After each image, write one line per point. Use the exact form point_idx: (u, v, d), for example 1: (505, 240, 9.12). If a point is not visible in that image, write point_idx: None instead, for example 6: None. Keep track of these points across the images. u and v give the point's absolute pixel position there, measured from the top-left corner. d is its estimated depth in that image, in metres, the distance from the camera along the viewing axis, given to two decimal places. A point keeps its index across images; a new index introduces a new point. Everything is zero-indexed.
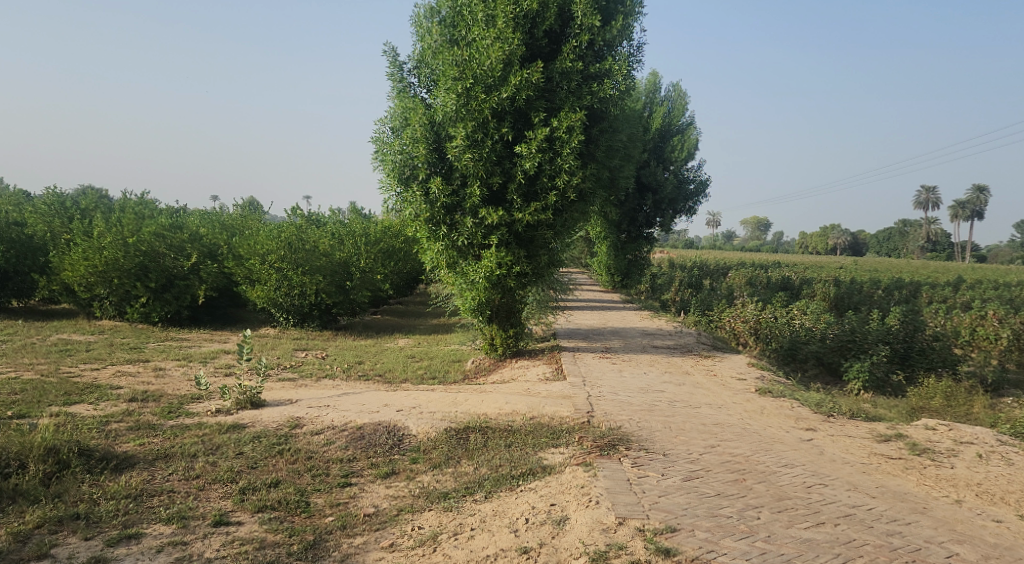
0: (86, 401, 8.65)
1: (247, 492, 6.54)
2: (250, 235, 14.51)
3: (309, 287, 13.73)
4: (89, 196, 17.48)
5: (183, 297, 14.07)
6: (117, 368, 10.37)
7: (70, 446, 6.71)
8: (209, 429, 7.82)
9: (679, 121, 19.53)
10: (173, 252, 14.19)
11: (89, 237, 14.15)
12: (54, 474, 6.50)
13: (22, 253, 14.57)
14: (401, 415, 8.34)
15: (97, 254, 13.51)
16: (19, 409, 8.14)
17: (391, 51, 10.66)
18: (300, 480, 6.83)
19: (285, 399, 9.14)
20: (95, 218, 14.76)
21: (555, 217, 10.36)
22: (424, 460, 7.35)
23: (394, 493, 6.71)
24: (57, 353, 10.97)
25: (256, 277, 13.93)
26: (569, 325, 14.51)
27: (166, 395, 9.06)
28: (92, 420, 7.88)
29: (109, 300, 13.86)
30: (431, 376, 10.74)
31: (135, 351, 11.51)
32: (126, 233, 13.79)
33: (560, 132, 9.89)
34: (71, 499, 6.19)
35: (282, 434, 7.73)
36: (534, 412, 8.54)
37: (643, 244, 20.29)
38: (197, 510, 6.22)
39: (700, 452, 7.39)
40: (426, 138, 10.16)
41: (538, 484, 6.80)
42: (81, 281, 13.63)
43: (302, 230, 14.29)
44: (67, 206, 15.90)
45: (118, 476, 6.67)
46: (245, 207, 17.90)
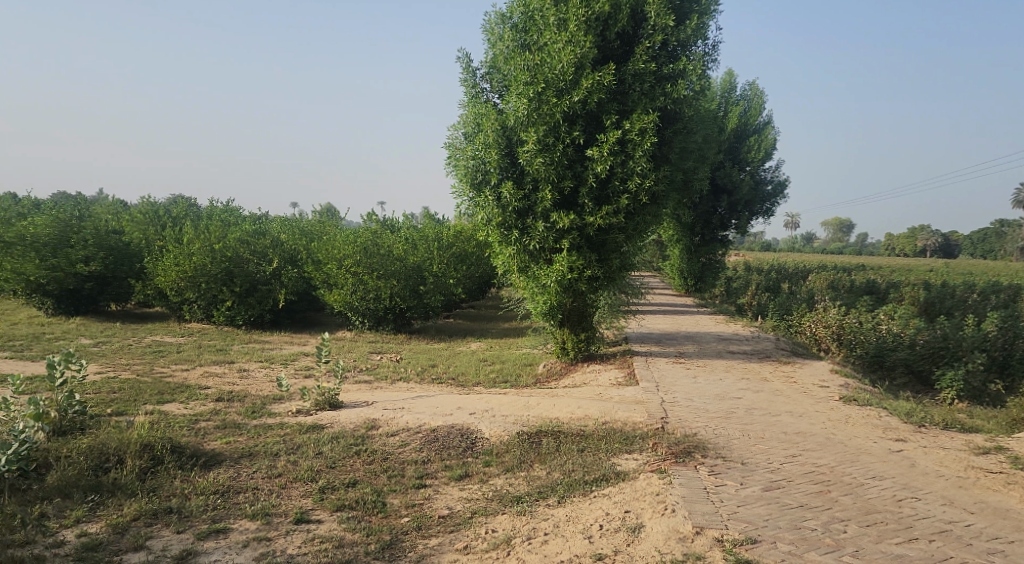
0: (177, 400, 9.05)
1: (326, 491, 6.71)
2: (329, 241, 14.92)
3: (384, 291, 14.01)
4: (179, 204, 18.30)
5: (266, 301, 14.48)
6: (205, 369, 10.81)
7: (163, 443, 7.04)
8: (290, 429, 8.05)
9: (756, 120, 19.13)
10: (256, 258, 14.70)
11: (180, 244, 14.84)
12: (149, 469, 6.82)
13: (119, 259, 15.37)
14: (474, 418, 8.40)
15: (187, 261, 14.16)
16: (117, 407, 8.58)
17: (464, 58, 10.78)
18: (377, 480, 6.96)
19: (362, 401, 9.34)
20: (186, 226, 15.47)
21: (627, 221, 10.26)
22: (498, 463, 7.39)
23: (468, 496, 6.76)
24: (151, 354, 11.51)
25: (333, 282, 14.35)
26: (642, 329, 14.36)
27: (250, 396, 9.38)
28: (183, 419, 8.24)
29: (197, 304, 14.44)
30: (503, 380, 10.78)
31: (221, 353, 11.97)
32: (214, 240, 14.41)
33: (633, 135, 9.78)
34: (165, 494, 6.48)
35: (359, 436, 7.90)
36: (607, 417, 8.48)
37: (719, 247, 19.89)
38: (280, 507, 6.41)
39: (780, 462, 7.19)
40: (498, 143, 10.22)
41: (612, 491, 6.74)
42: (173, 285, 14.29)
43: (377, 235, 14.56)
44: (161, 215, 16.74)
45: (207, 472, 6.95)
46: (324, 213, 18.35)
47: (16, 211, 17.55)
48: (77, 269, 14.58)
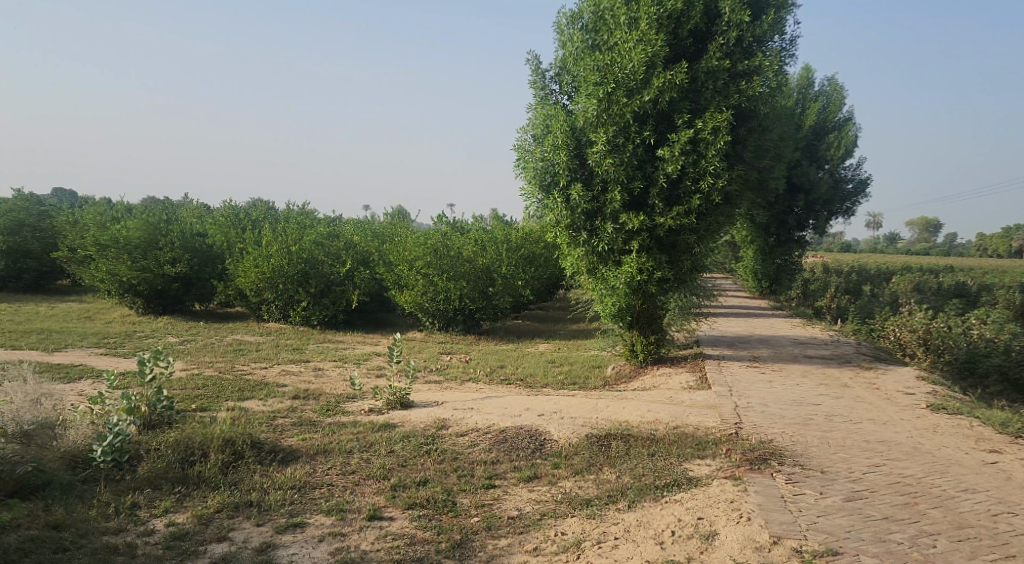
0: (256, 397, 9.33)
1: (397, 489, 6.81)
2: (401, 242, 15.17)
3: (453, 292, 14.13)
4: (258, 208, 18.91)
5: (339, 301, 14.78)
6: (283, 367, 11.13)
7: (244, 439, 7.29)
8: (363, 427, 8.21)
9: (835, 116, 18.57)
10: (331, 260, 15.04)
11: (259, 246, 15.37)
12: (230, 463, 7.06)
13: (202, 260, 15.98)
14: (543, 420, 8.39)
15: (265, 262, 14.64)
16: (201, 403, 8.91)
17: (533, 59, 10.79)
18: (447, 479, 7.02)
19: (432, 401, 9.44)
20: (264, 229, 16.01)
21: (699, 221, 10.07)
22: (567, 465, 7.36)
23: (537, 497, 6.76)
24: (232, 352, 11.92)
25: (404, 283, 14.60)
26: (714, 332, 14.08)
27: (324, 394, 9.60)
28: (262, 415, 8.49)
29: (275, 304, 14.88)
30: (572, 382, 10.74)
31: (297, 352, 12.29)
32: (291, 242, 14.88)
33: (705, 134, 9.60)
34: (245, 487, 6.69)
35: (430, 435, 7.99)
36: (678, 421, 8.35)
37: (795, 248, 19.32)
38: (354, 504, 6.54)
39: (863, 471, 6.94)
40: (567, 145, 10.20)
41: (684, 497, 6.63)
42: (252, 286, 14.80)
43: (447, 237, 14.71)
44: (241, 220, 17.41)
45: (284, 467, 7.14)
46: (395, 216, 18.65)
47: (109, 215, 18.48)
48: (164, 269, 15.23)
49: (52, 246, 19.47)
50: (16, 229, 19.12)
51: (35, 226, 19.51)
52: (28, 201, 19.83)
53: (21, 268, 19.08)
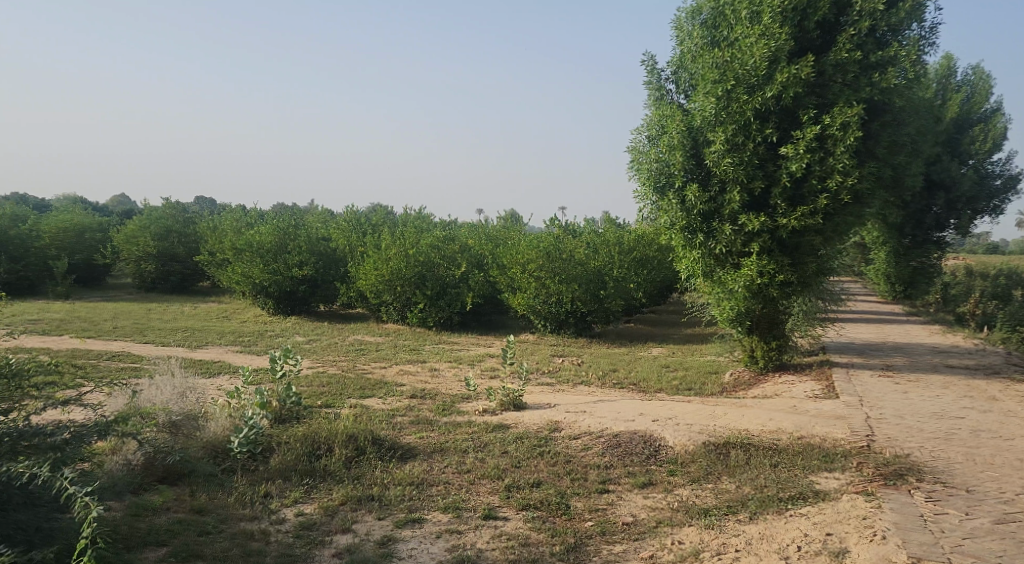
0: (377, 395, 9.65)
1: (512, 490, 6.85)
2: (514, 245, 15.32)
3: (565, 295, 14.09)
4: (378, 213, 19.57)
5: (454, 303, 15.00)
6: (401, 367, 11.47)
7: (366, 435, 7.55)
8: (478, 427, 8.32)
9: (980, 107, 17.33)
10: (446, 263, 15.33)
11: (379, 250, 15.94)
12: (353, 458, 7.33)
13: (327, 263, 16.70)
14: (658, 425, 8.23)
15: (385, 265, 15.16)
16: (326, 400, 9.30)
17: (649, 59, 10.65)
18: (560, 482, 7.01)
19: (545, 403, 9.45)
20: (384, 234, 16.59)
21: (825, 222, 9.58)
22: (683, 473, 7.19)
23: (652, 504, 6.63)
24: (354, 352, 12.39)
25: (517, 285, 14.73)
26: (841, 339, 13.38)
27: (441, 394, 9.81)
28: (382, 413, 8.76)
29: (393, 306, 15.33)
30: (688, 387, 10.48)
31: (414, 353, 12.60)
32: (408, 246, 15.36)
33: (833, 130, 9.15)
34: (367, 482, 6.92)
35: (543, 437, 7.99)
36: (803, 432, 7.99)
37: (934, 251, 18.04)
38: (470, 502, 6.63)
39: (1014, 492, 6.41)
40: (683, 145, 9.98)
41: (810, 511, 6.33)
42: (373, 288, 15.35)
43: (559, 240, 14.71)
44: (363, 226, 18.13)
45: (403, 464, 7.34)
46: (508, 220, 18.82)
47: (245, 222, 19.65)
48: (292, 272, 16.03)
49: (194, 250, 20.88)
50: (164, 235, 20.64)
51: (180, 232, 21.00)
52: (174, 209, 21.40)
53: (167, 270, 20.58)
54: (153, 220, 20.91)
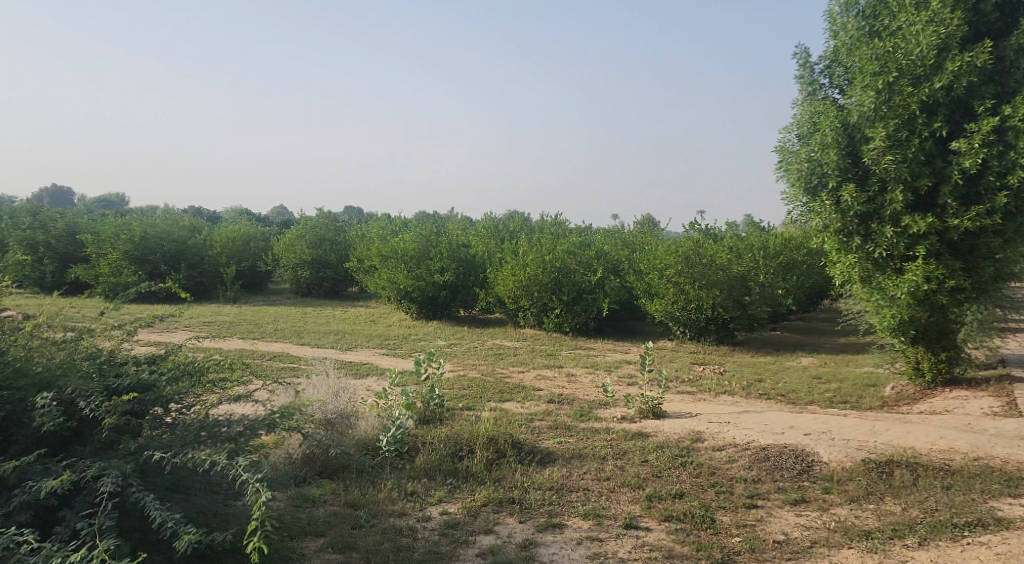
0: (515, 399, 9.72)
1: (653, 500, 6.67)
2: (652, 250, 15.01)
3: (705, 301, 13.65)
4: (515, 219, 19.78)
5: (590, 309, 14.84)
6: (539, 371, 11.50)
7: (505, 438, 7.60)
8: (617, 434, 8.18)
9: None
10: (583, 268, 15.24)
11: (517, 256, 16.11)
12: (494, 460, 7.39)
13: (466, 269, 17.04)
14: (811, 439, 7.77)
15: (522, 271, 15.30)
16: (466, 402, 9.47)
17: (801, 53, 10.13)
18: (705, 495, 6.75)
19: (686, 412, 9.17)
20: (521, 240, 16.75)
21: (1005, 222, 8.71)
22: (840, 491, 6.74)
23: (807, 523, 6.26)
24: (492, 356, 12.57)
25: (655, 291, 14.40)
26: (1021, 351, 12.12)
27: (578, 399, 9.73)
28: (520, 417, 8.80)
29: (531, 311, 15.44)
30: (843, 400, 9.84)
31: (551, 358, 12.61)
32: (545, 252, 15.44)
33: (1015, 120, 8.33)
34: (507, 485, 6.95)
35: (685, 447, 7.74)
36: (979, 452, 7.29)
37: None
38: (610, 510, 6.51)
39: None
40: (838, 142, 9.41)
41: (990, 540, 5.76)
42: (510, 294, 15.52)
43: (699, 244, 14.23)
44: (500, 232, 18.43)
45: (543, 469, 7.32)
46: (646, 225, 18.44)
47: (391, 230, 20.46)
48: (435, 278, 16.51)
49: (345, 256, 21.98)
50: (318, 243, 21.90)
51: (332, 240, 22.18)
52: (327, 219, 22.66)
53: (321, 277, 21.77)
54: (309, 230, 22.30)
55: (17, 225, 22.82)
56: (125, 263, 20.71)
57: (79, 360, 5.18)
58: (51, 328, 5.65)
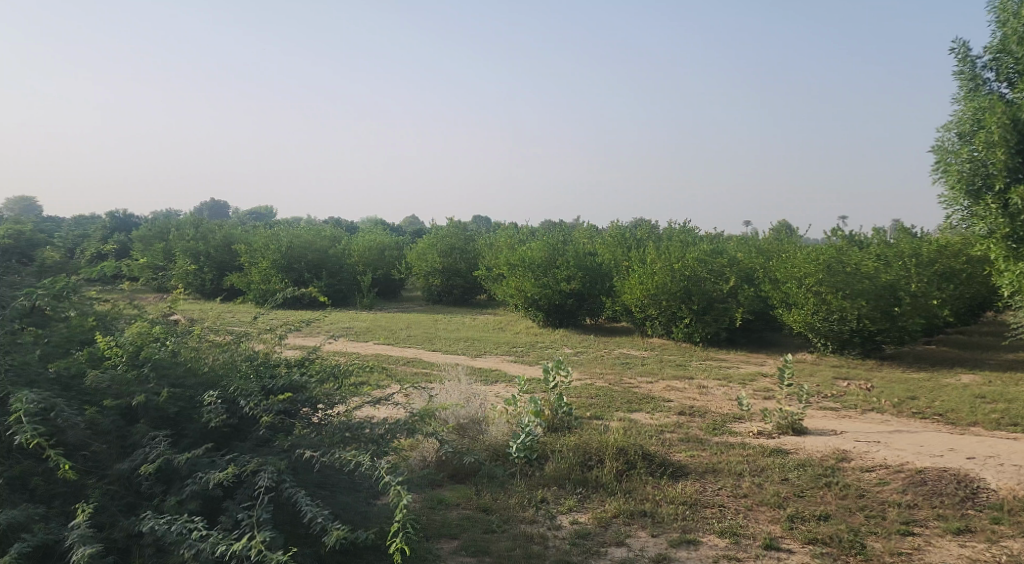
0: (644, 410, 9.56)
1: (795, 521, 6.37)
2: (789, 258, 14.39)
3: (849, 312, 12.90)
4: (644, 226, 19.46)
5: (722, 319, 14.36)
6: (668, 382, 11.25)
7: (636, 449, 7.47)
8: (754, 450, 7.87)
9: None
10: (714, 277, 14.75)
11: (645, 264, 15.89)
12: (624, 472, 7.28)
13: (594, 278, 16.95)
14: (975, 465, 7.17)
15: (650, 279, 15.07)
16: (594, 412, 9.41)
17: (960, 46, 9.46)
18: (852, 518, 6.37)
19: (830, 429, 8.70)
20: (649, 248, 16.51)
21: None
22: (1010, 523, 6.18)
23: (971, 555, 5.78)
24: (620, 366, 12.42)
25: (793, 301, 13.79)
26: None
27: (711, 412, 9.45)
28: (650, 428, 8.64)
29: (659, 320, 15.18)
30: (1011, 423, 9.02)
31: (681, 368, 12.32)
32: (674, 260, 15.11)
33: None
34: (639, 497, 6.83)
35: (829, 466, 7.35)
36: None
37: None
38: (749, 529, 6.27)
39: None
40: (1006, 140, 8.63)
41: None
42: (638, 303, 15.33)
43: (842, 252, 13.47)
44: (628, 240, 18.25)
45: (676, 482, 7.15)
46: (782, 232, 17.63)
47: (519, 239, 20.65)
48: (562, 286, 16.55)
49: (474, 265, 22.41)
50: (449, 252, 22.46)
51: (462, 248, 22.70)
52: (457, 228, 23.22)
53: (451, 284, 22.30)
54: (440, 239, 22.95)
55: (181, 236, 24.89)
56: (273, 271, 22.21)
57: (239, 361, 5.63)
58: (215, 332, 6.15)
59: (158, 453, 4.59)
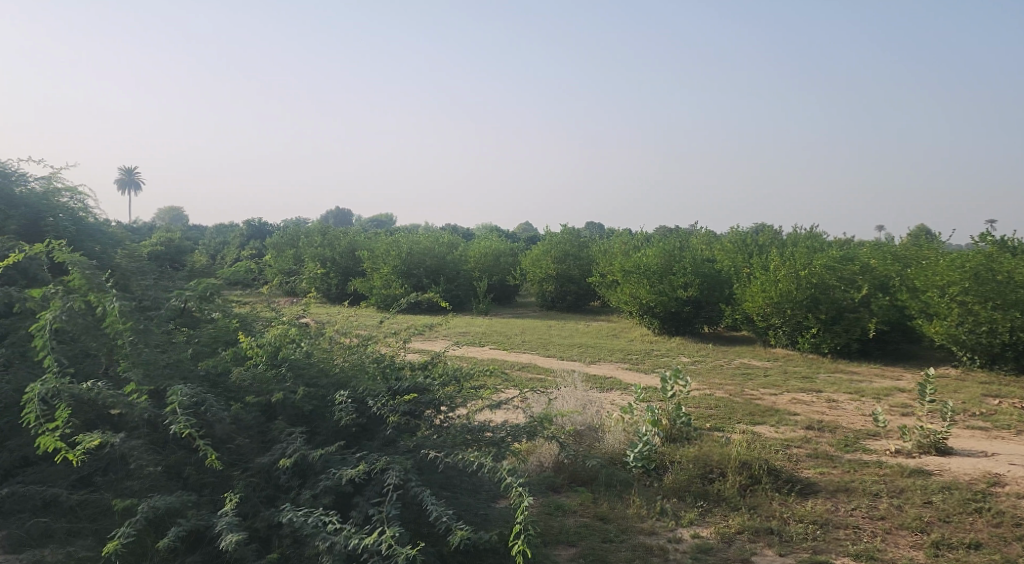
0: (768, 423, 9.20)
1: (941, 548, 5.94)
2: (930, 265, 13.46)
3: (1000, 324, 11.93)
4: (766, 231, 18.74)
5: (853, 330, 13.61)
6: (793, 395, 10.77)
7: (761, 463, 7.18)
8: (891, 470, 7.41)
9: None
10: (844, 285, 14.02)
11: (768, 271, 15.34)
12: (749, 486, 7.02)
13: (713, 285, 16.50)
14: None
15: (774, 287, 14.55)
16: (715, 423, 9.14)
17: None
18: (1007, 549, 5.88)
19: (979, 451, 8.05)
20: (772, 254, 15.92)
21: None
22: None
23: None
24: (741, 376, 12.01)
25: (934, 311, 12.91)
26: None
27: (841, 427, 8.97)
28: (776, 442, 8.30)
29: (783, 330, 14.63)
30: None
31: (808, 381, 11.77)
32: (800, 267, 14.49)
33: None
34: (764, 514, 6.57)
35: (979, 491, 6.81)
36: None
37: None
38: (887, 554, 5.91)
39: None
40: None
41: None
42: (760, 311, 14.83)
43: (993, 259, 12.48)
44: (749, 245, 17.65)
45: (805, 500, 6.83)
46: (923, 237, 16.45)
47: (633, 244, 20.33)
48: (678, 293, 16.21)
49: (588, 271, 22.28)
50: (563, 258, 22.50)
51: (576, 255, 22.64)
52: (571, 235, 23.17)
53: (564, 290, 22.31)
54: (554, 246, 23.01)
55: (309, 243, 26.21)
56: (393, 276, 23.20)
57: (367, 364, 5.83)
58: (344, 335, 6.40)
59: (294, 448, 4.82)
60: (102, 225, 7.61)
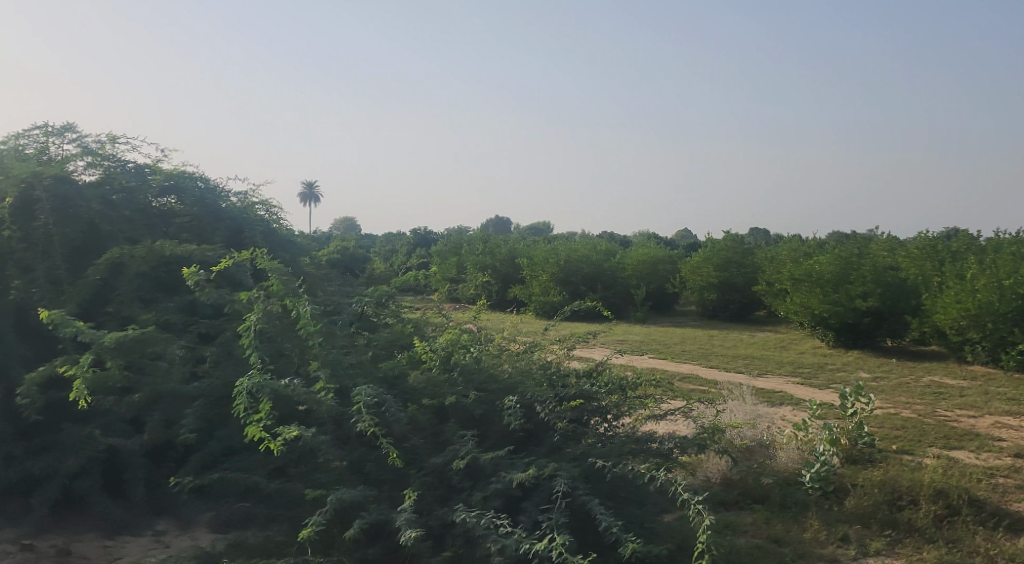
0: (965, 448, 8.37)
1: None
2: None
3: None
4: (960, 236, 17.09)
5: None
6: (996, 419, 9.70)
7: (959, 492, 6.54)
8: None
9: None
10: None
11: (963, 280, 14.04)
12: (945, 517, 6.41)
13: (897, 295, 15.30)
14: None
15: (970, 297, 13.32)
16: (902, 445, 8.42)
17: None
18: None
19: None
20: (969, 261, 14.53)
21: None
22: None
23: None
24: (932, 395, 11.00)
25: None
26: None
27: None
28: (977, 470, 7.53)
29: (981, 346, 13.29)
30: None
31: (1014, 403, 10.58)
32: (1002, 275, 13.15)
33: None
34: (966, 548, 5.96)
35: None
36: None
37: None
38: None
39: None
40: None
41: None
42: (954, 324, 13.60)
43: None
44: (938, 250, 16.20)
45: (1015, 537, 6.15)
46: None
47: (802, 250, 19.20)
48: (855, 304, 15.17)
49: (753, 280, 21.35)
50: (726, 266, 21.72)
51: (739, 262, 21.79)
52: (734, 241, 22.28)
53: (727, 299, 21.49)
54: (716, 253, 22.24)
55: (471, 251, 27.05)
56: (551, 283, 23.48)
57: (534, 370, 5.89)
58: (513, 342, 6.53)
59: (466, 451, 4.94)
60: (290, 236, 8.26)
